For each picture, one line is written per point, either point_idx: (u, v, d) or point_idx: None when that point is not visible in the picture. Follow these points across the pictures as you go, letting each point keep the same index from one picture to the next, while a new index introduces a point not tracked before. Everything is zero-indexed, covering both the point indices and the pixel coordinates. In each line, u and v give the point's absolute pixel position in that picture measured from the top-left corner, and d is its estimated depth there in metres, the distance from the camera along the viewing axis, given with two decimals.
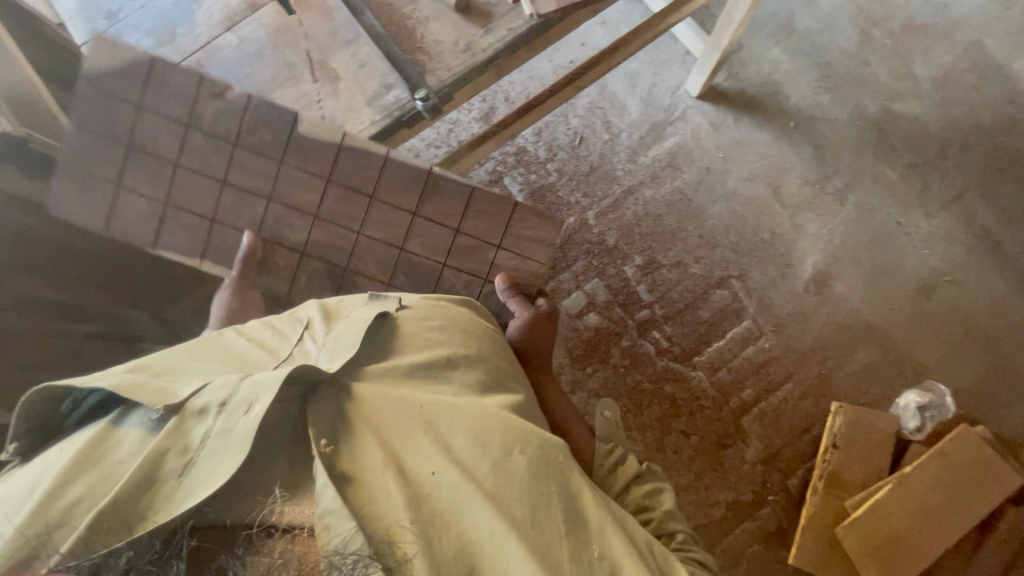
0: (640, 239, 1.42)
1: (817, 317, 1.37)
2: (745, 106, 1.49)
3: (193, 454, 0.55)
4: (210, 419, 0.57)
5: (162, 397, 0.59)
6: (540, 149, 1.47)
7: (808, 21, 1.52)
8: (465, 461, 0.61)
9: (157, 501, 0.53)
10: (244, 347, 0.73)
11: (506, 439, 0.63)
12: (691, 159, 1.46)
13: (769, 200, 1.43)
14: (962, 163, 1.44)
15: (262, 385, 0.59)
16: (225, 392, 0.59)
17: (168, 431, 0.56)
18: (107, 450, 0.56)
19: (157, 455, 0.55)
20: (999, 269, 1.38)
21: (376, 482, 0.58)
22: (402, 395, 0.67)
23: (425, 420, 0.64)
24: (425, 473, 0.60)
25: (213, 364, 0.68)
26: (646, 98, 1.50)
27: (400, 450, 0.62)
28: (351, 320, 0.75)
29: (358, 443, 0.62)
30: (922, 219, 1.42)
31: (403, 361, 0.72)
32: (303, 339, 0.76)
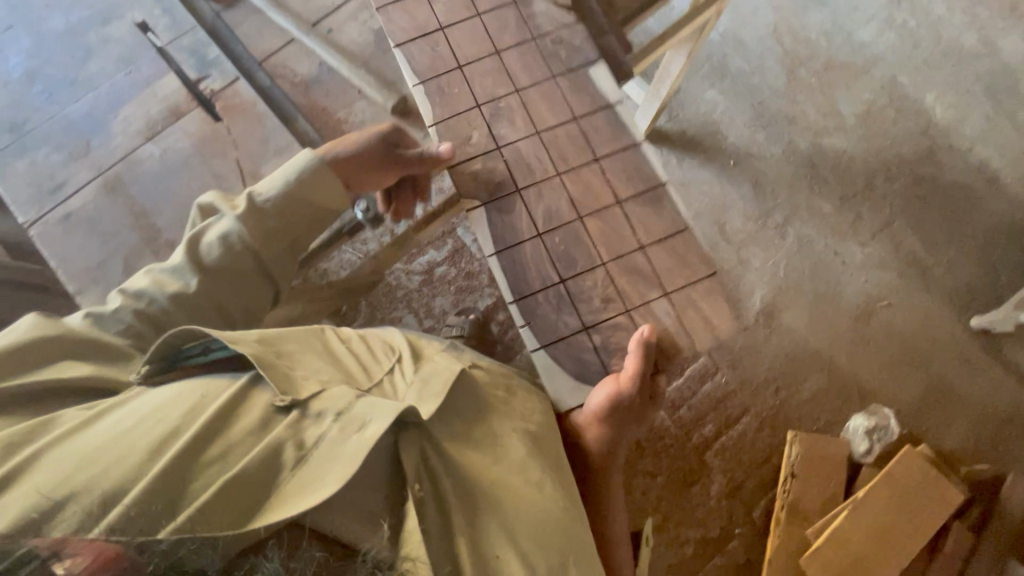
0: None
1: (768, 349, 1.42)
2: (687, 146, 1.54)
3: (309, 451, 0.59)
4: (328, 424, 0.61)
5: (291, 389, 0.64)
6: None
7: (740, 62, 1.60)
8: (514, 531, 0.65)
9: (274, 490, 0.55)
10: (342, 361, 0.76)
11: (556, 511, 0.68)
12: None
13: (715, 237, 1.49)
14: (888, 192, 1.53)
15: (384, 411, 0.62)
16: (344, 402, 0.63)
17: (289, 424, 0.60)
18: (236, 415, 0.60)
19: (279, 442, 0.58)
20: (929, 291, 1.47)
21: (440, 551, 0.60)
22: (479, 449, 0.71)
23: (497, 500, 0.67)
24: (480, 532, 0.63)
25: (327, 367, 0.72)
26: None
27: (465, 499, 0.65)
28: (437, 363, 0.77)
29: (434, 487, 0.65)
30: (856, 248, 1.50)
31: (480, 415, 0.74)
32: (394, 371, 0.76)
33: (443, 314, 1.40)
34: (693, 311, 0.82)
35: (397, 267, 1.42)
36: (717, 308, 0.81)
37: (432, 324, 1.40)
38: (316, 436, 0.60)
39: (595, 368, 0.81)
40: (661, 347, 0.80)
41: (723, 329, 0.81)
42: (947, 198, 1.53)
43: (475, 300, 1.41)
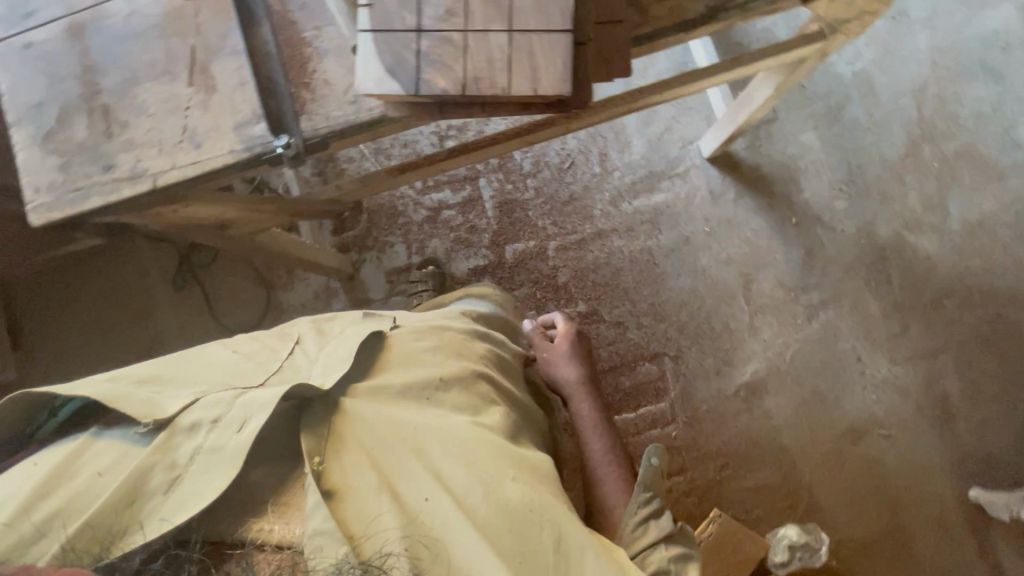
0: (592, 288, 1.35)
1: (734, 424, 1.32)
2: (753, 184, 1.37)
3: (182, 470, 0.53)
4: (201, 436, 0.54)
5: (153, 410, 0.55)
6: (526, 160, 1.39)
7: (858, 112, 1.38)
8: (454, 484, 0.58)
9: (141, 516, 0.51)
10: (232, 358, 0.65)
11: (492, 449, 0.62)
12: (675, 222, 1.37)
13: (736, 290, 1.35)
14: (953, 319, 1.33)
15: (258, 403, 0.56)
16: (215, 408, 0.56)
17: (155, 447, 0.53)
18: (84, 462, 0.54)
19: (141, 471, 0.52)
20: (941, 440, 1.30)
21: (359, 505, 0.55)
22: (400, 413, 0.63)
23: (419, 443, 0.60)
24: (413, 491, 0.57)
25: (211, 368, 0.63)
26: (653, 141, 1.38)
27: (393, 471, 0.58)
28: (345, 335, 0.70)
29: (348, 462, 0.57)
30: (884, 363, 1.32)
31: (398, 372, 0.68)
32: (295, 353, 0.69)
33: (432, 258, 1.38)
34: (532, 59, 0.48)
35: (408, 193, 1.39)
36: (563, 65, 0.48)
37: (418, 262, 1.38)
38: (180, 464, 0.53)
39: (405, 73, 0.49)
40: (478, 84, 0.49)
41: (562, 85, 0.48)
42: (1019, 351, 1.31)
43: (468, 257, 1.38)
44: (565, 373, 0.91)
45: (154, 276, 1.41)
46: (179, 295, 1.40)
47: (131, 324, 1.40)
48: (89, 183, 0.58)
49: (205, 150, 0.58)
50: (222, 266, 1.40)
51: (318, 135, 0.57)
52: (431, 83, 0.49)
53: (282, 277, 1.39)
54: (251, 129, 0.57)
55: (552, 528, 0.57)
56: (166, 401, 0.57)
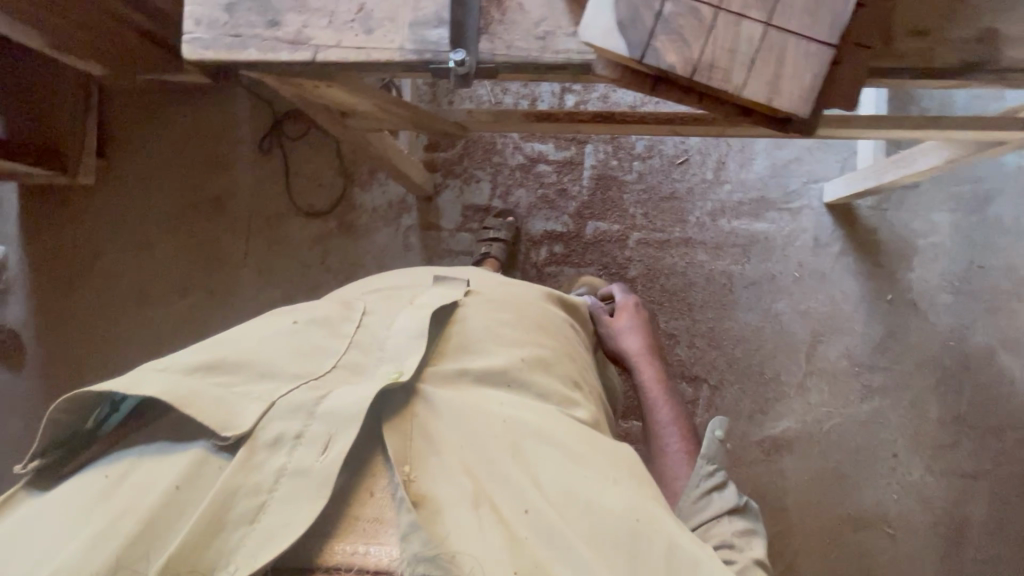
0: (658, 292, 1.31)
1: (746, 470, 1.30)
2: (862, 246, 1.28)
3: (265, 496, 0.50)
4: (284, 453, 0.52)
5: (229, 421, 0.53)
6: (640, 141, 1.32)
7: (1005, 210, 1.26)
8: (550, 493, 0.57)
9: (225, 549, 0.48)
10: (300, 333, 0.63)
11: (580, 450, 0.60)
12: (766, 256, 1.30)
13: (801, 345, 1.29)
14: (1009, 451, 1.26)
15: (338, 417, 0.54)
16: (299, 418, 0.54)
17: (236, 464, 0.51)
18: (160, 477, 0.52)
19: (223, 494, 0.50)
20: (945, 561, 1.26)
21: (454, 518, 0.53)
22: (484, 407, 0.62)
23: (506, 446, 0.59)
24: (511, 503, 0.56)
25: (282, 350, 0.61)
26: (777, 167, 1.29)
27: (486, 480, 0.57)
28: (420, 306, 0.68)
29: (433, 471, 0.57)
30: (920, 469, 1.27)
31: (479, 359, 0.67)
32: (365, 324, 0.66)
33: (512, 207, 1.34)
34: (782, 62, 0.46)
35: (511, 135, 1.34)
36: (812, 80, 0.45)
37: (497, 207, 1.34)
38: (262, 488, 0.51)
39: (636, 31, 0.46)
40: (710, 70, 0.46)
41: (801, 103, 0.46)
42: None
43: (547, 219, 1.33)
44: (633, 345, 1.01)
45: (243, 132, 1.40)
46: (262, 159, 1.40)
47: (210, 171, 1.41)
48: (250, 34, 0.56)
49: (375, 38, 0.54)
50: (308, 145, 1.39)
51: (493, 60, 0.53)
52: (661, 54, 0.46)
53: (363, 176, 1.37)
54: (428, 31, 0.53)
55: (663, 531, 0.55)
56: (240, 405, 0.55)
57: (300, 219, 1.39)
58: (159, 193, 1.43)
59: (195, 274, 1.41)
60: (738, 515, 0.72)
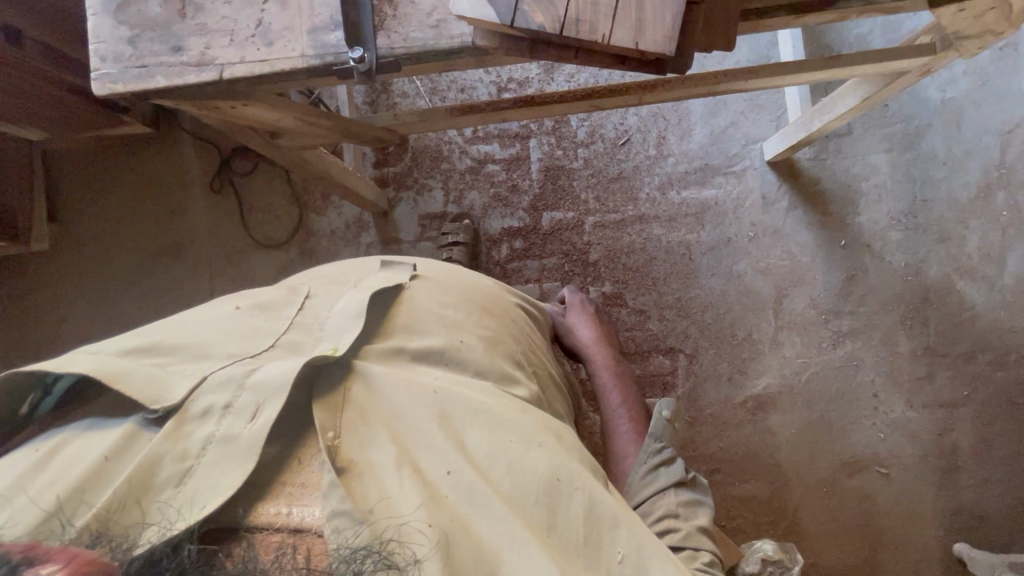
0: (621, 271, 1.32)
1: (734, 433, 1.31)
2: (808, 198, 1.31)
3: (191, 462, 0.52)
4: (214, 422, 0.54)
5: (160, 396, 0.55)
6: (581, 128, 1.35)
7: (937, 144, 1.31)
8: (479, 455, 0.57)
9: (153, 508, 0.50)
10: (235, 317, 0.65)
11: (515, 419, 0.61)
12: (719, 221, 1.33)
13: (767, 302, 1.32)
14: (982, 374, 1.29)
15: (269, 389, 0.55)
16: (230, 392, 0.55)
17: (165, 433, 0.52)
18: (90, 451, 0.53)
19: (152, 458, 0.51)
20: (939, 492, 1.27)
21: (376, 482, 0.54)
22: (418, 376, 0.62)
23: (438, 410, 0.59)
24: (434, 463, 0.56)
25: (217, 334, 0.62)
26: (716, 134, 1.33)
27: (413, 445, 0.57)
28: (358, 290, 0.68)
29: (363, 438, 0.57)
30: (901, 404, 1.29)
31: (417, 335, 0.67)
32: (307, 308, 0.68)
33: (468, 211, 1.36)
34: (641, 9, 0.49)
35: (456, 140, 1.36)
36: (673, 20, 0.49)
37: (453, 213, 1.36)
38: (189, 453, 0.53)
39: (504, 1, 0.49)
40: (578, 26, 0.49)
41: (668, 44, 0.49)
42: None
43: (503, 217, 1.35)
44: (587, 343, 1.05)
45: (192, 175, 1.41)
46: (215, 199, 1.40)
47: (163, 220, 1.42)
48: (157, 62, 0.57)
49: (276, 49, 0.56)
50: (259, 178, 1.40)
51: (392, 54, 0.55)
52: (530, 16, 0.49)
53: (317, 201, 1.39)
54: (325, 34, 0.55)
55: (584, 495, 0.56)
56: (172, 380, 0.56)
57: (261, 252, 1.39)
58: (116, 247, 1.43)
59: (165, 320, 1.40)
60: (680, 486, 0.78)
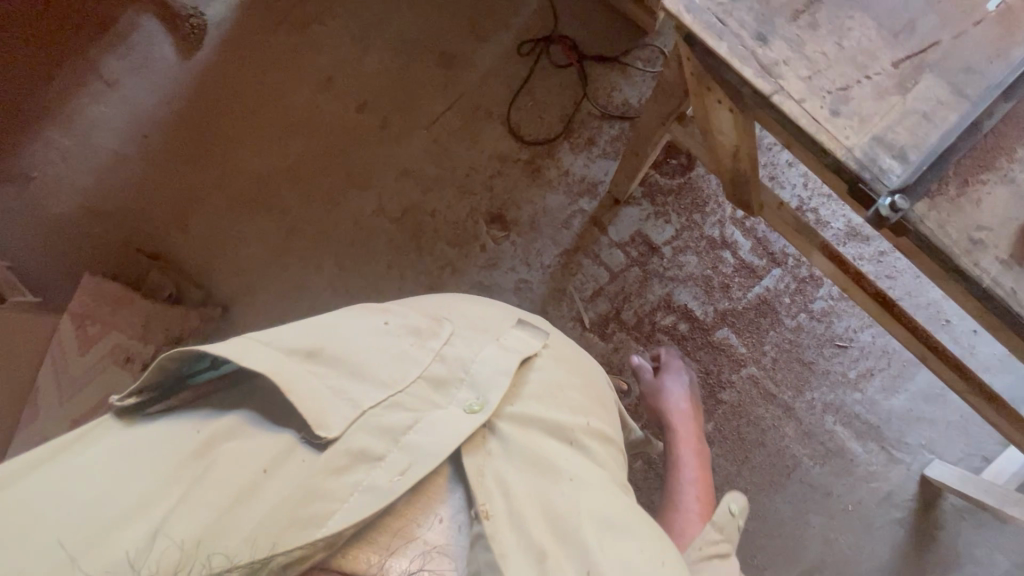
0: (730, 427, 1.29)
1: None
2: (921, 532, 1.24)
3: (347, 499, 0.50)
4: (369, 468, 0.53)
5: (320, 421, 0.53)
6: (820, 301, 1.28)
7: None
8: (613, 566, 0.51)
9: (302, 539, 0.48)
10: (391, 339, 0.62)
11: (654, 537, 0.56)
12: (837, 473, 1.27)
13: (804, 564, 1.26)
14: None
15: (423, 451, 0.54)
16: (384, 439, 0.54)
17: (323, 466, 0.51)
18: (248, 458, 0.51)
19: (314, 489, 0.50)
20: None
21: (512, 573, 0.51)
22: (555, 460, 0.58)
23: (569, 506, 0.55)
24: (573, 569, 0.52)
25: (376, 353, 0.60)
26: (911, 414, 1.25)
27: (543, 535, 0.54)
28: (502, 344, 0.64)
29: (493, 509, 0.54)
30: None
31: (553, 407, 0.62)
32: (451, 338, 0.64)
33: (674, 265, 1.31)
34: None
35: (724, 208, 1.31)
36: None
37: (662, 256, 1.32)
38: (334, 497, 0.50)
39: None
40: None
41: None
42: None
43: (691, 297, 1.31)
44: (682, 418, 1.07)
45: (516, 26, 1.38)
46: (512, 60, 1.37)
47: (462, 34, 1.40)
48: (733, 29, 0.52)
49: (835, 123, 0.50)
50: (558, 78, 1.35)
51: (919, 229, 0.49)
52: None
53: (579, 140, 1.34)
54: (886, 154, 0.50)
55: None
56: (330, 403, 0.54)
57: (501, 129, 1.37)
58: (408, 12, 1.43)
59: (380, 163, 1.40)
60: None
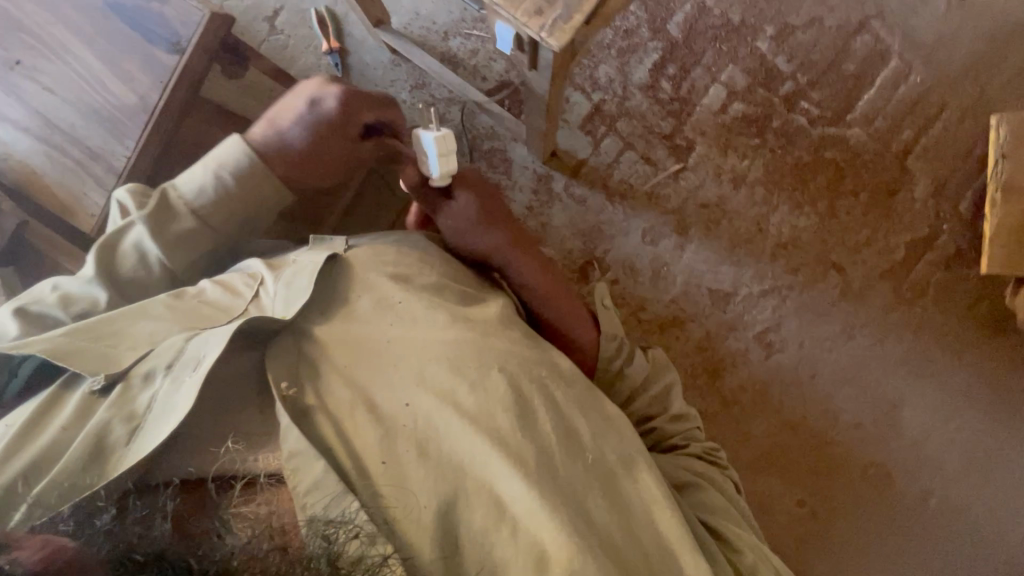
0: (770, 6, 1.30)
1: (966, 34, 1.26)
2: None
3: (140, 420, 0.60)
4: (156, 384, 0.62)
5: (105, 364, 0.63)
6: None
7: None
8: (425, 398, 0.62)
9: (109, 466, 0.57)
10: (196, 307, 0.71)
11: (509, 371, 0.65)
12: None
13: None
14: None
15: (207, 345, 0.63)
16: (171, 355, 0.64)
17: (114, 399, 0.61)
18: (64, 408, 0.61)
19: (105, 425, 0.59)
20: None
21: (324, 431, 0.60)
22: (382, 349, 0.66)
23: (386, 354, 0.66)
24: (398, 411, 0.62)
25: (162, 327, 0.68)
26: None
27: (362, 386, 0.64)
28: (298, 263, 0.73)
29: (312, 381, 0.64)
30: None
31: (386, 321, 0.69)
32: (258, 295, 0.72)
33: (612, 84, 1.32)
34: None
35: None
36: None
37: (602, 97, 1.32)
38: (141, 406, 0.61)
39: None
40: None
41: None
42: None
43: (640, 60, 1.32)
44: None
45: None
46: None
47: None
48: None
49: None
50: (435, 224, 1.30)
51: None
52: None
53: None
54: None
55: (603, 468, 0.64)
56: (127, 350, 0.65)
57: None
58: None
59: None
60: None
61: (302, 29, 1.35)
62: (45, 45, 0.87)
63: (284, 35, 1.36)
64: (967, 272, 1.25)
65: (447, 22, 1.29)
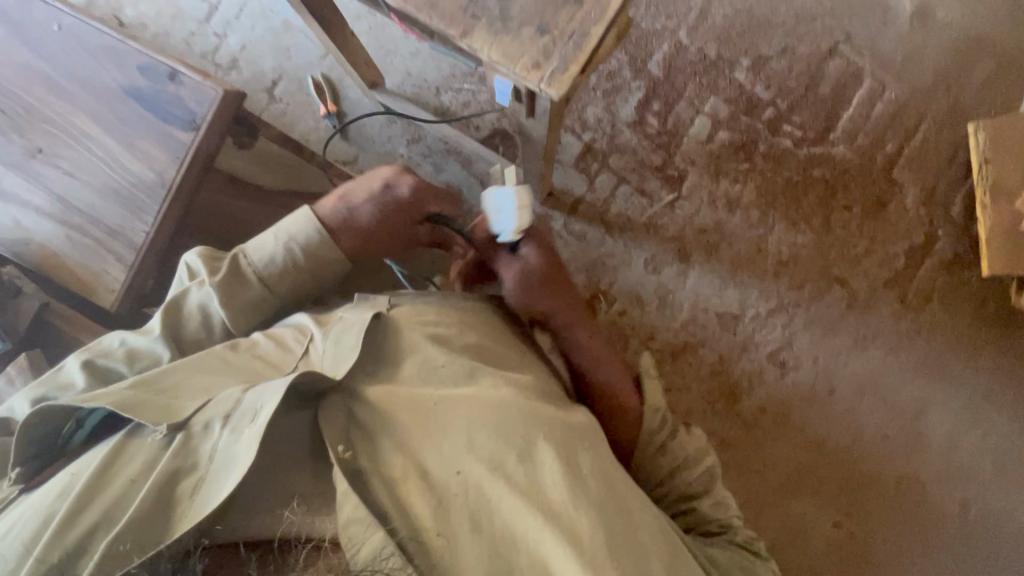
0: (742, 40, 1.36)
1: (931, 50, 1.33)
2: None
3: (202, 471, 0.58)
4: (215, 435, 0.60)
5: (165, 413, 0.62)
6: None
7: None
8: (479, 466, 0.61)
9: (172, 522, 0.55)
10: (252, 364, 0.72)
11: (563, 443, 0.64)
12: None
13: None
14: None
15: (265, 395, 0.60)
16: (228, 405, 0.62)
17: (176, 450, 0.59)
18: (127, 461, 0.59)
19: (169, 474, 0.57)
20: None
21: (380, 491, 0.59)
22: (430, 415, 0.65)
23: (438, 416, 0.65)
24: (449, 479, 0.60)
25: (220, 381, 0.68)
26: None
27: (411, 450, 0.63)
28: (345, 322, 0.74)
29: (364, 450, 0.63)
30: None
31: (434, 388, 0.68)
32: (308, 352, 0.74)
33: (601, 122, 1.37)
34: None
35: None
36: None
37: (593, 136, 1.37)
38: (204, 460, 0.59)
39: None
40: None
41: None
42: None
43: (626, 99, 1.37)
44: None
45: None
46: None
47: None
48: None
49: None
50: None
51: None
52: None
53: None
54: None
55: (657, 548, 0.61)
56: (187, 400, 0.64)
57: None
58: None
59: None
60: None
61: (301, 97, 1.41)
62: (67, 133, 0.91)
63: (283, 103, 1.42)
64: (968, 274, 1.26)
65: (438, 78, 1.35)
